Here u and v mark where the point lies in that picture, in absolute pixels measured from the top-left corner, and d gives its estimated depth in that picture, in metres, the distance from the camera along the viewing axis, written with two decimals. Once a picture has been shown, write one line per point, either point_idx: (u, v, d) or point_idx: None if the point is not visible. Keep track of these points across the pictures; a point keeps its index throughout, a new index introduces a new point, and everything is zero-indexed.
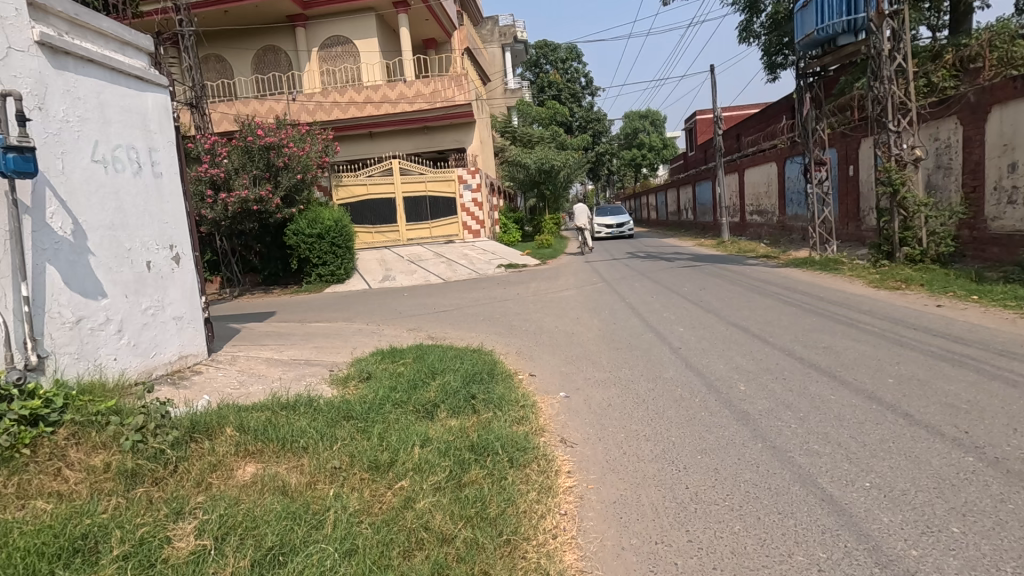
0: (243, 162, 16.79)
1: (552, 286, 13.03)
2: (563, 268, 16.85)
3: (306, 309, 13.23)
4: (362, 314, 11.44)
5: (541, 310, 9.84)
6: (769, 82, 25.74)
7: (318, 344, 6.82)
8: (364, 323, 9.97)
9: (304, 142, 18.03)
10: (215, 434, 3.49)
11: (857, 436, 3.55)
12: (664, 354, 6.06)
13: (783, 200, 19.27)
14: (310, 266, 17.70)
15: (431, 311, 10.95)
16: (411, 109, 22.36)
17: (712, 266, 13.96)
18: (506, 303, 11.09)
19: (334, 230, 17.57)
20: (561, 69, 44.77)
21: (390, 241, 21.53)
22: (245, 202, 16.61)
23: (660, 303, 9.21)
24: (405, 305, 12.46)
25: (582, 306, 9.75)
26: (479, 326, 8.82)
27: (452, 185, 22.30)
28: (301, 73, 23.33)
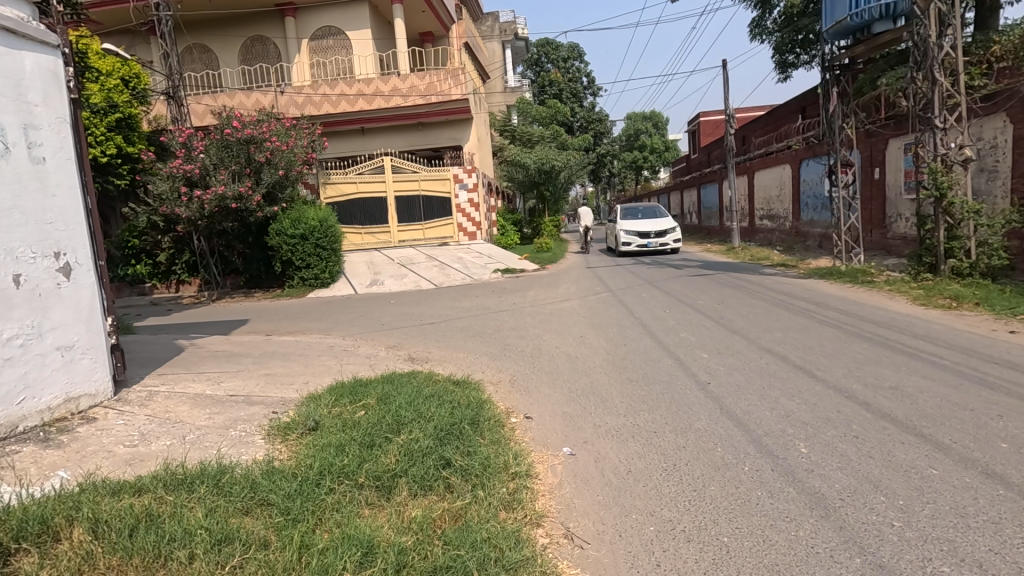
0: (222, 157, 15.67)
1: (551, 295, 11.91)
2: (563, 274, 15.74)
3: (282, 317, 12.11)
4: (341, 325, 10.33)
5: (538, 325, 8.71)
6: (780, 81, 24.67)
7: (272, 370, 5.68)
8: (340, 337, 8.85)
9: (289, 136, 16.92)
10: (54, 543, 2.38)
11: (1003, 553, 2.43)
12: (690, 392, 4.92)
13: (797, 204, 18.17)
14: (292, 269, 16.44)
15: (418, 323, 9.84)
16: (405, 104, 21.21)
17: (726, 275, 12.80)
18: (500, 315, 9.98)
19: (319, 231, 16.30)
20: (563, 68, 43.68)
21: (381, 243, 20.37)
22: (223, 200, 15.50)
23: (675, 320, 8.06)
24: (390, 314, 11.38)
25: (586, 322, 8.65)
26: (469, 344, 7.70)
27: (446, 184, 21.17)
28: (290, 65, 22.24)
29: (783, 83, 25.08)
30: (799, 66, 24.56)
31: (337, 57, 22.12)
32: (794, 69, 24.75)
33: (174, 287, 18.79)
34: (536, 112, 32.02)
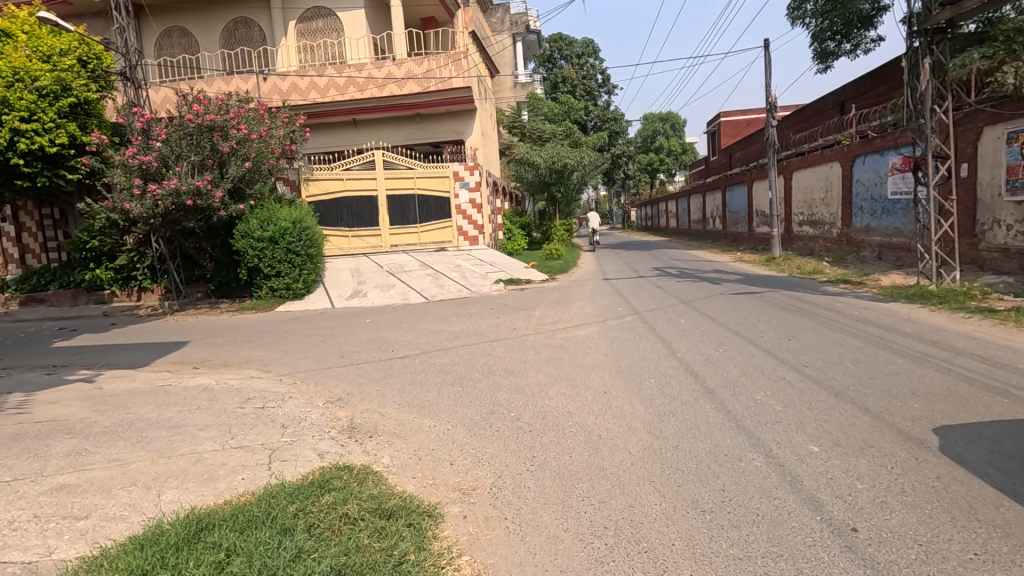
0: (181, 148, 13.52)
1: (562, 317, 9.49)
2: (576, 288, 13.37)
3: (230, 339, 9.88)
4: (290, 357, 8.01)
5: (543, 368, 6.30)
6: (820, 72, 22.11)
7: (92, 468, 3.41)
8: (273, 381, 6.56)
9: (262, 125, 14.76)
10: None
11: None
12: (831, 563, 2.54)
13: (848, 209, 15.72)
14: (260, 277, 14.12)
15: (388, 357, 7.55)
16: (400, 92, 18.99)
17: (779, 294, 10.31)
18: (495, 347, 7.62)
19: (292, 233, 13.95)
20: (577, 64, 41.41)
21: (371, 248, 18.08)
22: (178, 196, 13.23)
23: (740, 369, 5.59)
24: (358, 338, 9.05)
25: (609, 363, 6.26)
26: (444, 402, 5.36)
27: (446, 183, 18.90)
28: (275, 49, 20.16)
29: (823, 74, 22.51)
30: (842, 55, 21.98)
31: (327, 40, 19.92)
32: (835, 58, 22.16)
33: (135, 295, 16.60)
34: (547, 108, 29.66)
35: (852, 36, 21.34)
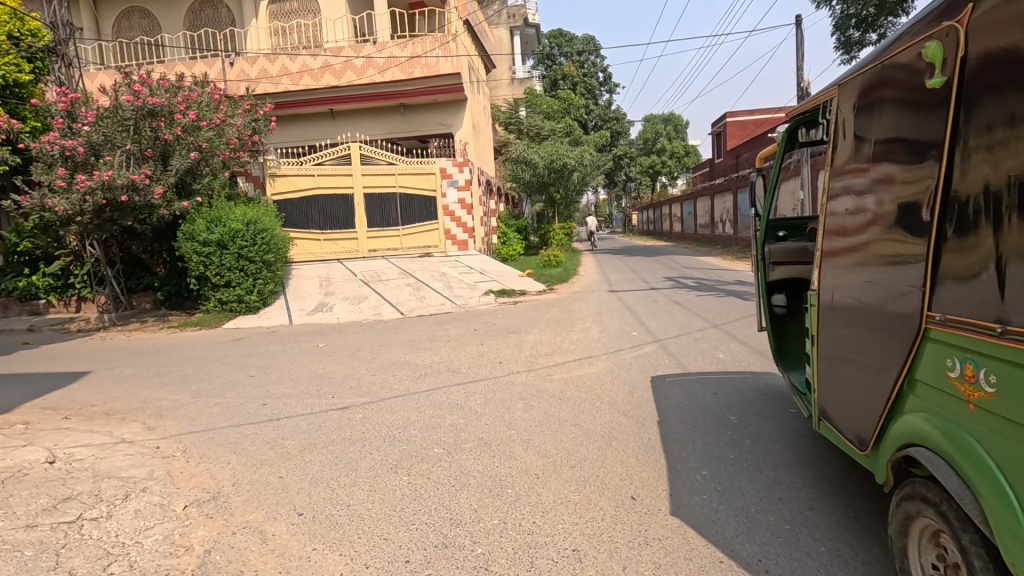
0: (113, 132, 11.06)
1: (561, 346, 7.43)
2: (578, 302, 11.37)
3: (141, 369, 7.78)
4: (195, 405, 5.88)
5: (535, 439, 4.27)
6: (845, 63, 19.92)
7: None
8: (140, 454, 4.47)
9: (216, 111, 12.63)
10: None
11: None
12: None
13: None
14: (208, 288, 12.00)
15: (321, 409, 5.47)
16: (382, 79, 16.98)
17: None
18: (470, 393, 5.58)
19: (245, 237, 11.80)
20: (579, 62, 39.39)
21: (346, 252, 16.02)
22: (110, 189, 10.70)
23: (843, 461, 3.58)
24: (297, 373, 6.95)
25: (632, 434, 4.24)
26: (374, 514, 3.30)
27: (431, 181, 16.94)
28: (244, 31, 18.18)
29: (847, 66, 20.34)
30: (867, 45, 19.87)
31: (301, 21, 17.93)
32: (860, 49, 20.04)
33: (74, 305, 14.52)
34: (545, 104, 27.71)
35: (879, 25, 19.26)
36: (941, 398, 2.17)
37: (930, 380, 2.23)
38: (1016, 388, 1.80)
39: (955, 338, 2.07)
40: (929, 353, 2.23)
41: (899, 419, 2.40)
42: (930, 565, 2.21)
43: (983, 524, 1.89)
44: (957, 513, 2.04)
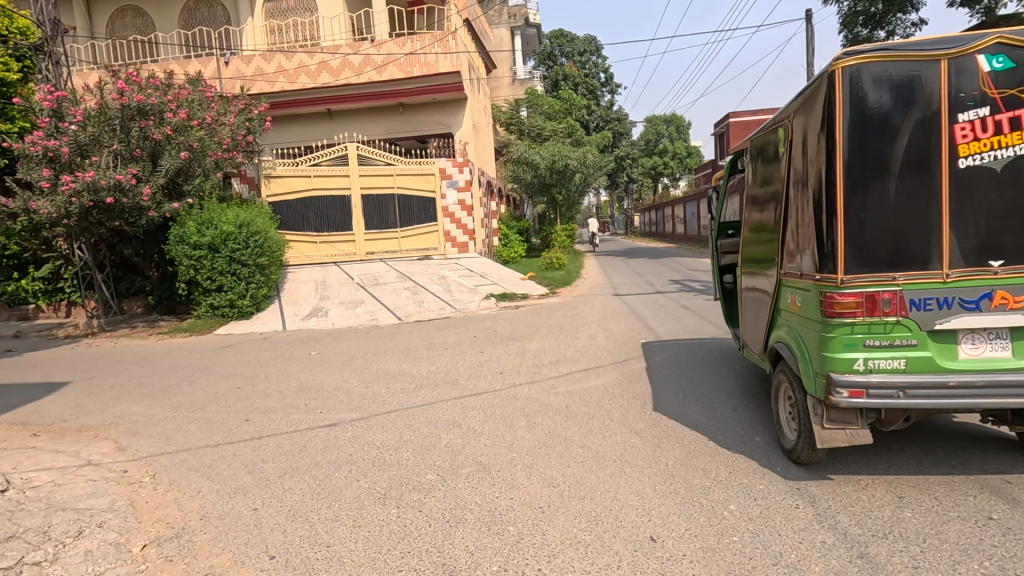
0: (99, 132, 10.69)
1: (565, 355, 7.02)
2: (582, 306, 10.95)
3: (123, 379, 7.38)
4: (172, 421, 5.47)
5: (539, 464, 3.85)
6: None
7: None
8: (105, 480, 4.07)
9: (208, 110, 12.22)
10: None
11: None
12: None
13: None
14: (199, 292, 11.61)
15: (307, 426, 5.05)
16: (380, 77, 16.60)
17: None
18: (469, 409, 5.16)
19: (237, 239, 11.37)
20: (579, 62, 39.03)
21: (343, 255, 15.64)
22: (95, 191, 10.35)
23: (889, 492, 3.16)
24: (284, 384, 6.54)
25: (647, 459, 3.82)
26: (355, 557, 2.89)
27: (431, 181, 16.55)
28: (239, 29, 17.83)
29: None
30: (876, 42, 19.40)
31: (298, 19, 17.57)
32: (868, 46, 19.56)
33: (64, 310, 14.16)
34: (547, 105, 27.30)
35: (887, 21, 18.88)
36: (788, 316, 3.86)
37: (785, 307, 3.88)
38: (808, 300, 3.45)
39: (790, 282, 3.75)
40: (783, 293, 3.91)
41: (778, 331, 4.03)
42: (789, 412, 3.80)
43: (801, 376, 3.49)
44: (789, 373, 3.70)
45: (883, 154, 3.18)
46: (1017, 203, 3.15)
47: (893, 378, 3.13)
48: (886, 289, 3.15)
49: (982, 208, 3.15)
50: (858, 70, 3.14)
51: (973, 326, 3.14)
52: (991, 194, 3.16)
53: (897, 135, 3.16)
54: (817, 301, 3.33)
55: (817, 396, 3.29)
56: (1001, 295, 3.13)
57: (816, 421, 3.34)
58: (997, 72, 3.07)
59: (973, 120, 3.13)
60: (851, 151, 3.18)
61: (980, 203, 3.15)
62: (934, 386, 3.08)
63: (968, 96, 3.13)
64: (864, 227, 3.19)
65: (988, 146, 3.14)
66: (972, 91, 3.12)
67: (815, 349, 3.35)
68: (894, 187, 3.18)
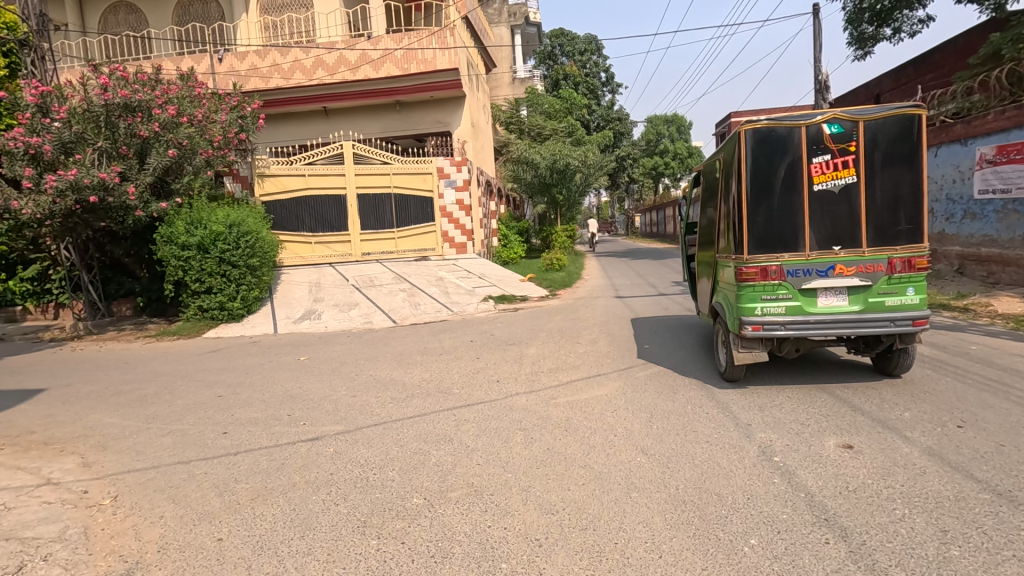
0: (84, 129, 10.34)
1: (566, 361, 6.66)
2: (583, 310, 10.58)
3: (100, 387, 7.01)
4: (145, 434, 5.11)
5: (536, 491, 3.48)
6: (859, 58, 19.07)
7: None
8: (61, 503, 3.71)
9: (198, 106, 11.86)
10: None
11: None
12: None
13: None
14: (188, 294, 11.26)
15: (287, 440, 4.69)
16: (376, 75, 16.26)
17: None
18: (461, 422, 4.81)
19: (227, 240, 11.01)
20: (580, 62, 38.70)
21: (339, 256, 15.29)
22: (78, 190, 10.00)
23: (932, 524, 2.80)
24: (268, 393, 6.18)
25: (655, 482, 3.46)
26: None
27: (428, 181, 16.20)
28: (234, 26, 17.48)
29: (861, 61, 19.49)
30: (882, 39, 19.01)
31: (293, 15, 17.22)
32: (874, 43, 19.17)
33: (52, 312, 13.81)
34: (547, 104, 26.94)
35: (894, 18, 18.50)
36: (722, 286, 5.83)
37: (722, 280, 5.83)
38: (731, 273, 5.39)
39: (724, 262, 5.67)
40: (721, 270, 5.84)
41: (720, 296, 5.92)
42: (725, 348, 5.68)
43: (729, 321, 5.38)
44: (721, 322, 5.66)
45: (770, 182, 5.15)
46: (851, 212, 5.11)
47: (777, 318, 5.04)
48: (773, 263, 5.08)
49: (830, 215, 5.11)
50: (756, 131, 5.10)
51: (826, 285, 5.07)
52: (835, 206, 5.13)
53: (779, 171, 5.13)
54: (735, 273, 5.26)
55: (734, 332, 5.24)
56: (841, 266, 5.07)
57: (735, 348, 5.28)
58: (836, 133, 5.03)
59: (823, 162, 5.10)
60: (751, 181, 5.15)
61: (828, 212, 5.12)
62: (801, 322, 5.00)
63: (821, 147, 5.09)
64: (761, 224, 5.13)
65: (832, 177, 5.10)
66: (822, 144, 5.08)
67: (733, 302, 5.30)
68: (778, 202, 5.14)
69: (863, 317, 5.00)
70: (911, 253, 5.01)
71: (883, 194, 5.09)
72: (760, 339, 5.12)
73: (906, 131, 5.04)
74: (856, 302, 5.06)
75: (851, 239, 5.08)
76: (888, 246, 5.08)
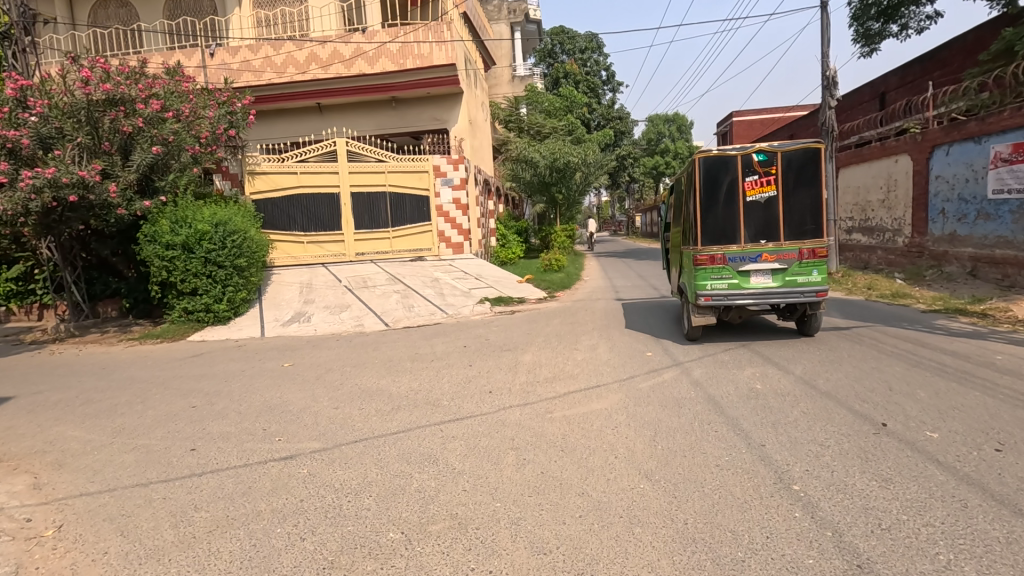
0: (63, 124, 9.93)
1: (564, 370, 6.27)
2: (583, 313, 10.21)
3: (69, 395, 6.60)
4: (107, 451, 4.72)
5: (527, 526, 3.08)
6: (865, 55, 18.68)
7: None
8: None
9: (185, 102, 11.45)
10: None
11: None
12: None
13: (926, 212, 12.53)
14: (173, 295, 10.87)
15: (258, 460, 4.30)
16: (371, 71, 15.87)
17: (879, 332, 7.14)
18: (448, 440, 4.42)
19: (213, 239, 10.62)
20: (580, 60, 38.26)
21: (332, 256, 14.91)
22: (56, 188, 9.60)
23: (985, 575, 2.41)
24: (246, 404, 5.79)
25: (661, 516, 3.07)
26: None
27: (424, 179, 15.81)
28: (226, 20, 17.07)
29: (867, 59, 19.09)
30: (888, 36, 18.61)
31: (287, 9, 16.80)
32: (881, 40, 18.77)
33: (36, 313, 13.41)
34: (547, 102, 26.53)
35: (901, 14, 18.10)
36: (685, 270, 7.80)
37: (687, 265, 7.74)
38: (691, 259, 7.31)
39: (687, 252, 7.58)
40: (686, 258, 7.75)
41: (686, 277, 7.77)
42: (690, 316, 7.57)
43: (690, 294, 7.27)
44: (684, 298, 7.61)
45: (717, 194, 7.12)
46: (774, 217, 7.07)
47: (721, 291, 6.97)
48: (718, 251, 7.01)
49: (759, 218, 7.05)
50: (706, 157, 7.13)
51: (757, 268, 6.99)
52: (763, 212, 7.07)
53: (723, 185, 7.10)
54: (693, 259, 7.20)
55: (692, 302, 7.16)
56: (766, 255, 6.99)
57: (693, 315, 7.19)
58: (761, 161, 7.07)
59: (754, 180, 7.10)
60: (703, 192, 7.13)
61: (758, 216, 7.06)
62: (738, 294, 6.95)
63: (752, 170, 7.11)
64: (710, 224, 7.10)
65: (760, 191, 7.07)
66: (752, 168, 7.09)
67: (691, 280, 7.25)
68: (723, 207, 7.09)
69: (782, 290, 6.92)
70: (818, 244, 6.90)
71: (797, 203, 7.08)
72: (710, 307, 7.07)
73: (813, 159, 7.01)
74: (778, 280, 6.99)
75: (774, 235, 7.04)
76: (801, 240, 7.01)
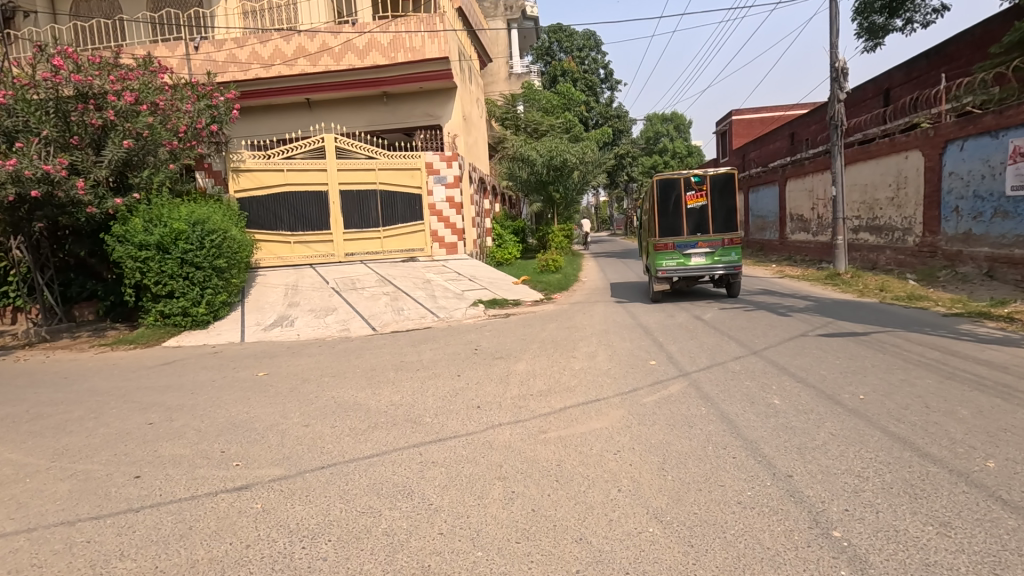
0: (28, 116, 9.33)
1: (559, 382, 5.71)
2: (580, 316, 9.66)
3: (17, 409, 6.02)
4: (39, 478, 4.14)
5: None
6: (869, 50, 18.16)
7: None
8: None
9: (161, 94, 10.87)
10: None
11: None
12: None
13: (939, 209, 12.02)
14: (148, 298, 10.29)
15: (207, 492, 3.73)
16: (361, 65, 15.29)
17: (900, 338, 6.60)
18: (427, 467, 3.85)
19: (190, 239, 10.05)
20: (578, 57, 37.69)
21: (320, 256, 14.35)
22: (18, 182, 8.99)
23: None
24: (207, 421, 5.21)
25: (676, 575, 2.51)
26: None
27: (417, 176, 15.24)
28: (211, 13, 16.50)
29: (871, 54, 18.58)
30: (893, 30, 18.09)
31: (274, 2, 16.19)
32: (885, 34, 18.26)
33: (9, 316, 12.82)
34: (544, 99, 25.96)
35: (906, 7, 17.60)
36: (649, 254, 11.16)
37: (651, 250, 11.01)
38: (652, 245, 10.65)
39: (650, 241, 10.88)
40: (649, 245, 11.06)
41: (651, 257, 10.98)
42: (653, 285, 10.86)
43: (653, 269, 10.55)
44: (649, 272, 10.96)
45: (668, 203, 10.55)
46: (707, 218, 10.45)
47: (672, 268, 10.37)
48: (670, 241, 10.38)
49: (697, 218, 10.45)
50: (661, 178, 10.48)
51: (695, 251, 10.38)
52: (699, 214, 10.47)
53: (672, 198, 10.49)
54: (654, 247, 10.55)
55: (654, 276, 10.54)
56: (701, 243, 10.35)
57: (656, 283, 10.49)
58: (696, 181, 10.46)
59: (693, 193, 10.46)
60: (659, 202, 10.51)
61: (696, 217, 10.46)
62: (683, 269, 10.34)
63: (691, 187, 10.50)
64: (664, 223, 10.48)
65: (697, 201, 10.44)
66: (692, 186, 10.46)
67: (653, 260, 10.57)
68: (672, 212, 10.47)
69: (711, 265, 10.34)
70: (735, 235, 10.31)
71: (722, 208, 10.46)
72: (666, 278, 10.45)
73: (731, 179, 10.43)
74: (709, 258, 10.37)
75: (707, 230, 10.39)
76: (724, 232, 10.40)
